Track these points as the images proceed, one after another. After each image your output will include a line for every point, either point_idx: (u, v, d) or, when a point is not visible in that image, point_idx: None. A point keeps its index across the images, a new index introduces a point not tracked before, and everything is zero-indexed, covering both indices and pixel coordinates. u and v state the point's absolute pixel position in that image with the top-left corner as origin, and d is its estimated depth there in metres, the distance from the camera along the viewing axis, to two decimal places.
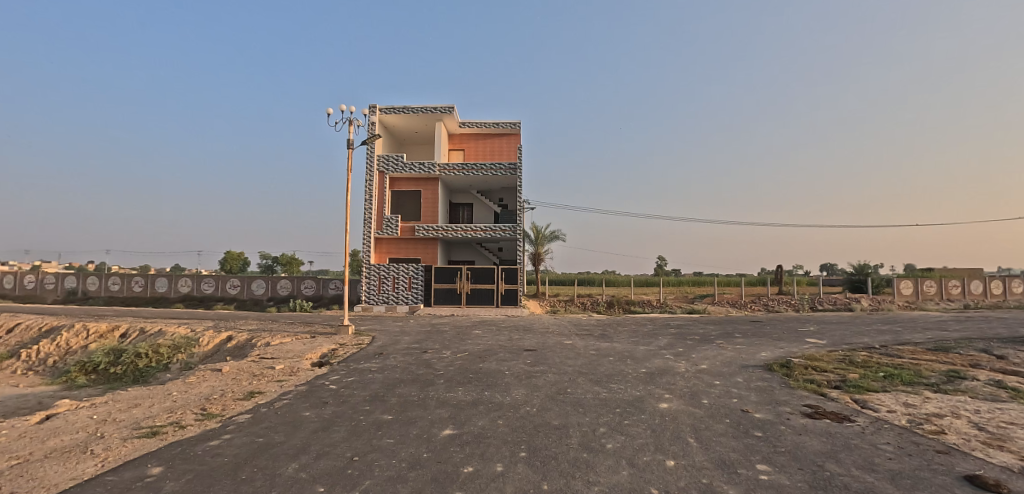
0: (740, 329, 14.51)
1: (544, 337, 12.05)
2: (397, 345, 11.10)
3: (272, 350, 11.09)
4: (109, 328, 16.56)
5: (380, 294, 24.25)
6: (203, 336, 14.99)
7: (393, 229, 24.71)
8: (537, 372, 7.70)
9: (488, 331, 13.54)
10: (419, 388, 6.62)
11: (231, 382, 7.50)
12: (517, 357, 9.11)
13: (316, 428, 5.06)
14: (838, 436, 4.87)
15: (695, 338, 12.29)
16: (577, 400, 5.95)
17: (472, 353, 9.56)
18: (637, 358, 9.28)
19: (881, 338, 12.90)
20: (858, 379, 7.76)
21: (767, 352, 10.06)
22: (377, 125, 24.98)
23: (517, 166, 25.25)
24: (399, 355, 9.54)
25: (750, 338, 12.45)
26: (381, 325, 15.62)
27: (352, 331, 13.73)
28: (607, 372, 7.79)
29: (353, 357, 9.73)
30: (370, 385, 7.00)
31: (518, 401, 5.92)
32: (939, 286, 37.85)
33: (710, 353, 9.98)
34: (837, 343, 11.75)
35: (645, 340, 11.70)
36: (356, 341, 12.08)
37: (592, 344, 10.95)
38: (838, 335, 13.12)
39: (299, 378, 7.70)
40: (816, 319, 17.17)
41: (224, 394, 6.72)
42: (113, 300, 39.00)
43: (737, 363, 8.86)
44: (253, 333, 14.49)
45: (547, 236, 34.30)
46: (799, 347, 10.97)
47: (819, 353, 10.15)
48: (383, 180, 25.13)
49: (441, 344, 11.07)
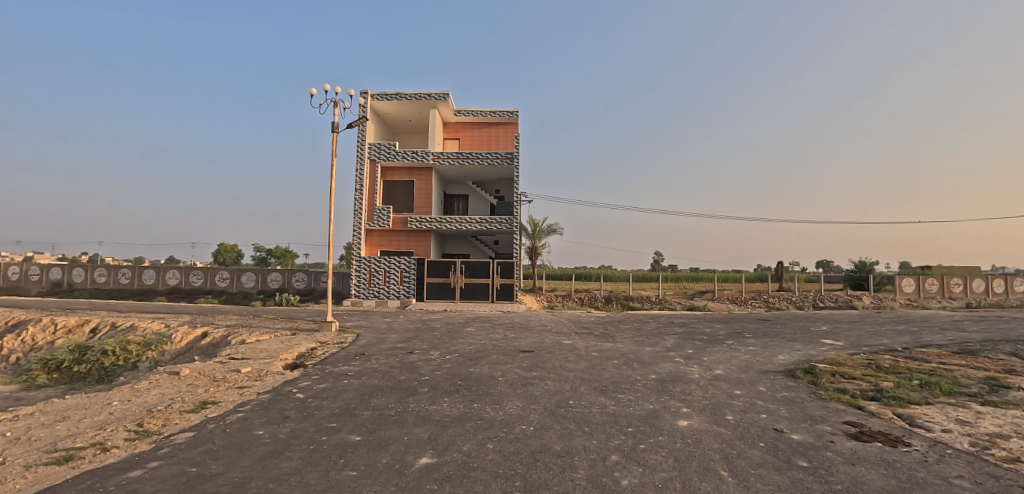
0: (749, 328, 13.65)
1: (541, 336, 11.16)
2: (381, 345, 10.20)
3: (244, 350, 10.14)
4: (78, 323, 15.57)
5: (369, 288, 23.35)
6: (176, 333, 14.00)
7: (384, 220, 23.71)
8: (534, 378, 6.79)
9: (482, 329, 12.66)
10: (398, 400, 5.70)
11: (184, 389, 6.61)
12: (512, 359, 8.23)
13: (265, 454, 4.16)
14: (900, 468, 4.02)
15: (704, 338, 11.42)
16: (580, 416, 5.06)
17: (462, 355, 8.65)
18: (644, 361, 8.41)
19: (901, 339, 12.08)
20: (894, 389, 6.93)
21: (786, 356, 9.20)
22: (368, 111, 23.89)
23: (514, 156, 24.25)
24: (381, 357, 8.63)
25: (762, 338, 11.62)
26: (368, 322, 14.71)
27: (336, 327, 12.81)
28: (613, 379, 6.90)
29: (331, 358, 8.84)
30: (341, 394, 6.07)
31: (511, 417, 5.03)
32: (940, 283, 37.33)
33: (723, 356, 9.13)
34: (856, 345, 10.94)
35: (650, 341, 10.86)
36: (339, 339, 11.20)
37: (593, 344, 10.09)
38: (854, 336, 12.28)
39: (263, 384, 6.83)
40: (825, 317, 16.41)
41: (171, 405, 5.86)
42: (98, 292, 37.88)
43: (756, 369, 7.99)
44: (230, 329, 13.53)
45: (544, 229, 33.46)
46: (817, 349, 10.13)
47: (841, 356, 9.32)
48: (374, 168, 24.10)
49: (429, 343, 10.14)
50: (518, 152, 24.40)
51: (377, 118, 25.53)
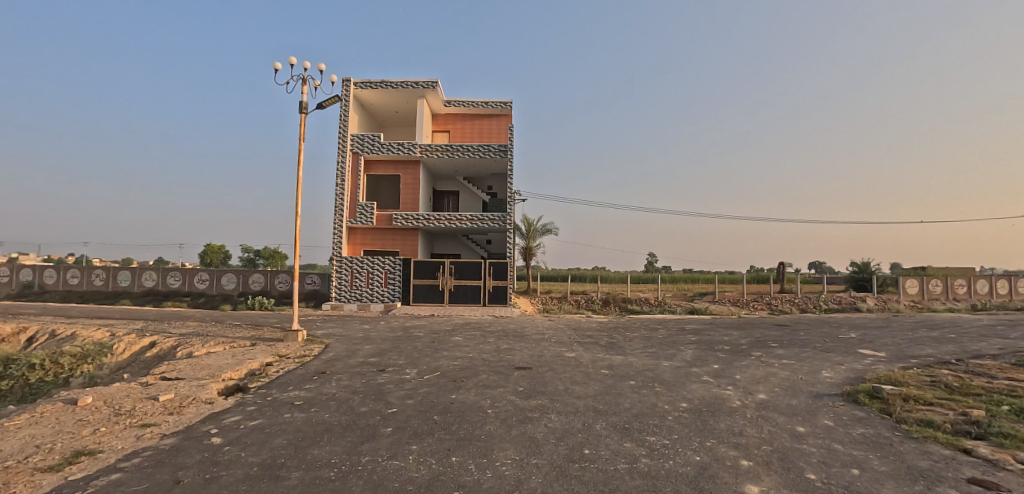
0: (771, 336, 12.12)
1: (539, 348, 9.54)
2: (350, 359, 8.58)
3: (183, 366, 8.42)
4: (13, 331, 13.67)
5: (351, 290, 21.68)
6: (120, 343, 12.08)
7: (367, 217, 21.94)
8: (534, 411, 5.21)
9: (470, 338, 11.08)
10: (347, 450, 4.10)
11: (66, 429, 4.91)
12: (505, 380, 6.66)
13: None
14: None
15: (726, 350, 9.86)
16: (603, 481, 3.49)
17: (443, 375, 7.02)
18: (667, 381, 6.87)
19: (946, 349, 10.68)
20: (989, 420, 5.51)
21: (832, 374, 7.70)
22: (350, 100, 22.19)
23: (507, 148, 22.68)
24: (345, 377, 7.00)
25: (792, 349, 10.15)
26: (343, 329, 12.99)
27: (303, 337, 11.09)
28: (635, 411, 5.33)
29: (283, 379, 7.19)
30: (273, 440, 4.44)
31: (505, 483, 3.44)
32: (945, 285, 36.29)
33: (759, 373, 7.61)
34: (902, 357, 9.51)
35: (666, 352, 9.35)
36: (302, 352, 9.53)
37: (601, 358, 8.54)
38: (892, 345, 10.81)
39: (176, 421, 5.17)
40: (848, 323, 15.04)
41: (30, 456, 4.19)
42: (71, 295, 35.71)
43: (805, 392, 6.51)
44: (182, 338, 11.70)
45: (539, 228, 32.01)
46: (863, 364, 8.65)
47: (897, 373, 7.86)
48: (357, 161, 22.37)
49: (406, 359, 8.47)
50: (512, 145, 22.83)
51: (361, 108, 23.80)
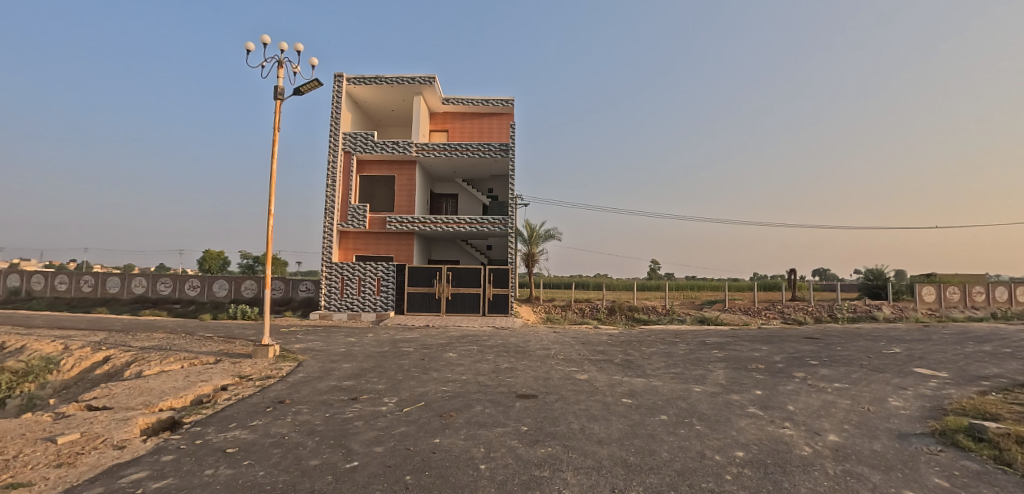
0: (806, 351, 10.70)
1: (544, 368, 8.15)
2: (321, 383, 7.21)
3: (121, 390, 7.06)
4: None
5: (341, 298, 20.34)
6: (69, 358, 10.71)
7: (359, 221, 20.66)
8: (544, 466, 3.86)
9: (466, 355, 9.73)
10: None
11: None
12: (505, 414, 5.29)
13: None
14: None
15: (762, 370, 8.48)
16: None
17: (428, 406, 5.65)
18: (706, 415, 5.51)
19: (1011, 366, 9.29)
20: None
21: (904, 404, 6.31)
22: (342, 96, 20.98)
23: (508, 147, 21.44)
24: (306, 410, 5.63)
25: (837, 368, 8.77)
26: (324, 344, 11.61)
27: (274, 354, 9.71)
28: (680, 467, 3.94)
29: (230, 410, 5.82)
30: None
31: None
32: (962, 292, 34.67)
33: (816, 403, 6.22)
34: (969, 378, 8.12)
35: (694, 373, 7.97)
36: (269, 372, 8.18)
37: (619, 382, 7.15)
38: (949, 363, 9.39)
39: (55, 482, 3.79)
40: (883, 335, 13.62)
41: None
42: (58, 302, 34.36)
43: (886, 431, 5.14)
44: (139, 354, 10.32)
45: (541, 233, 30.67)
46: (930, 389, 7.24)
47: (982, 402, 6.43)
48: (349, 160, 21.11)
49: (385, 383, 7.08)
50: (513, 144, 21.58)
51: (354, 105, 22.60)
